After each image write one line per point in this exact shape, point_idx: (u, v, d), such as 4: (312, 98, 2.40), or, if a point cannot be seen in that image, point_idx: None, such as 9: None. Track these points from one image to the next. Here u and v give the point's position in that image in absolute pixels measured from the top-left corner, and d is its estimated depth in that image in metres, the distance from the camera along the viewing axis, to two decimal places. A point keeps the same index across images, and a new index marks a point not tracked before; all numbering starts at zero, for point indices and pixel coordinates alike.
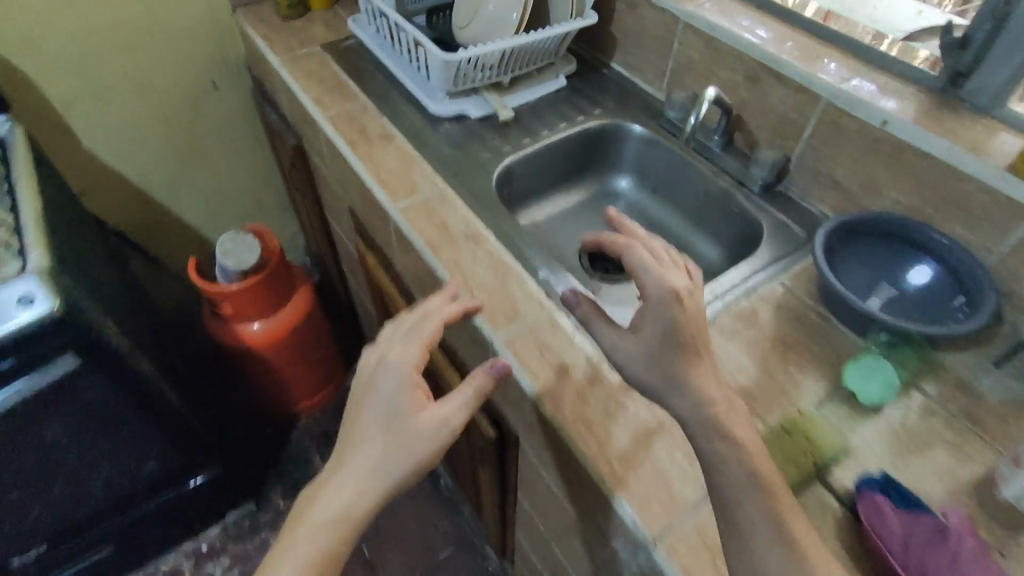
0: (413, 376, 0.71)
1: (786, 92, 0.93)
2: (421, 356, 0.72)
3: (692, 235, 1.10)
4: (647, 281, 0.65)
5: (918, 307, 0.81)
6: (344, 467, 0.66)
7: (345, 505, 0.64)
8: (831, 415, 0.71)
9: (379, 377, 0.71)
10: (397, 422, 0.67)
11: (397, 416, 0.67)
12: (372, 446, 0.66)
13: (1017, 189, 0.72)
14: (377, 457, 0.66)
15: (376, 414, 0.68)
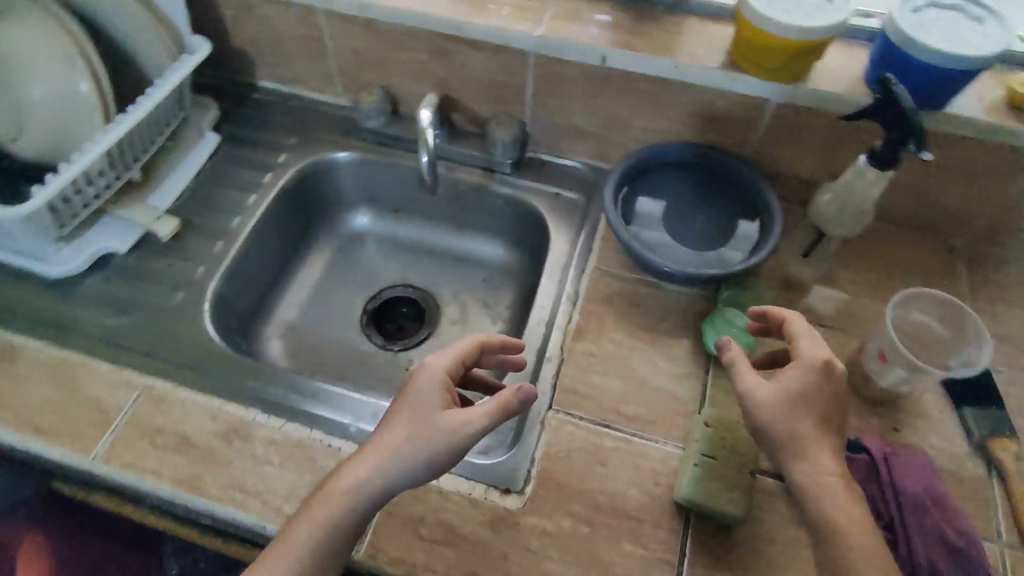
0: (441, 389, 0.55)
1: (485, 57, 0.77)
2: (450, 365, 0.56)
3: (466, 240, 0.94)
4: (807, 347, 0.55)
5: (690, 210, 0.78)
6: (335, 479, 0.51)
7: (329, 515, 0.50)
8: (721, 392, 0.66)
9: (407, 386, 0.55)
10: (417, 422, 0.52)
11: (417, 422, 0.52)
12: (387, 442, 0.51)
13: (750, 85, 0.70)
14: (359, 473, 0.51)
15: (394, 430, 0.52)
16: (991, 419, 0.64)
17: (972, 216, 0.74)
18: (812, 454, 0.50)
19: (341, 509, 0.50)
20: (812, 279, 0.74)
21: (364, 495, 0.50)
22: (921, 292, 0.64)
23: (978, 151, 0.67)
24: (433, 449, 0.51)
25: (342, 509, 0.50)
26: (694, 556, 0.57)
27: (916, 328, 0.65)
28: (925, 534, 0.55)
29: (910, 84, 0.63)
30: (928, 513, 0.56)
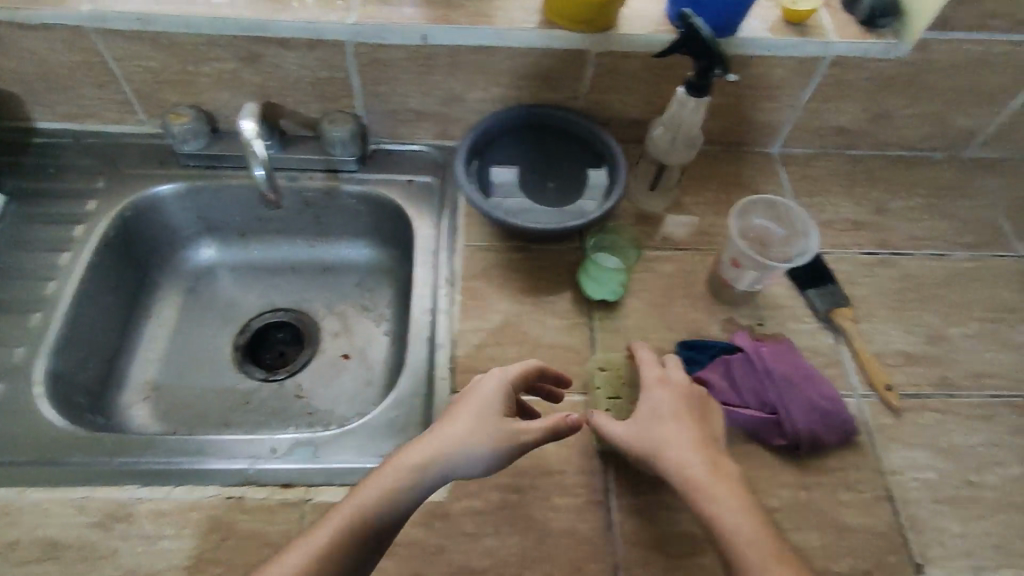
0: (509, 392, 0.57)
1: (300, 55, 0.73)
2: (515, 376, 0.58)
3: (327, 248, 0.90)
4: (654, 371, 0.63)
5: (541, 173, 0.81)
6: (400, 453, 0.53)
7: (393, 477, 0.51)
8: (608, 332, 0.69)
9: (480, 381, 0.58)
10: (484, 416, 0.55)
11: (482, 424, 0.54)
12: (454, 428, 0.54)
13: (569, 41, 0.72)
14: (426, 449, 0.52)
15: (463, 416, 0.54)
16: (830, 294, 0.73)
17: (780, 124, 0.83)
18: (667, 452, 0.57)
19: (401, 479, 0.51)
20: (662, 210, 0.80)
21: (424, 472, 0.51)
22: (751, 198, 0.72)
23: (772, 66, 0.75)
24: (491, 452, 0.53)
25: (404, 477, 0.51)
26: (619, 489, 0.60)
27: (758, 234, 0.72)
28: (800, 407, 0.62)
29: (711, 18, 0.70)
30: (799, 388, 0.63)
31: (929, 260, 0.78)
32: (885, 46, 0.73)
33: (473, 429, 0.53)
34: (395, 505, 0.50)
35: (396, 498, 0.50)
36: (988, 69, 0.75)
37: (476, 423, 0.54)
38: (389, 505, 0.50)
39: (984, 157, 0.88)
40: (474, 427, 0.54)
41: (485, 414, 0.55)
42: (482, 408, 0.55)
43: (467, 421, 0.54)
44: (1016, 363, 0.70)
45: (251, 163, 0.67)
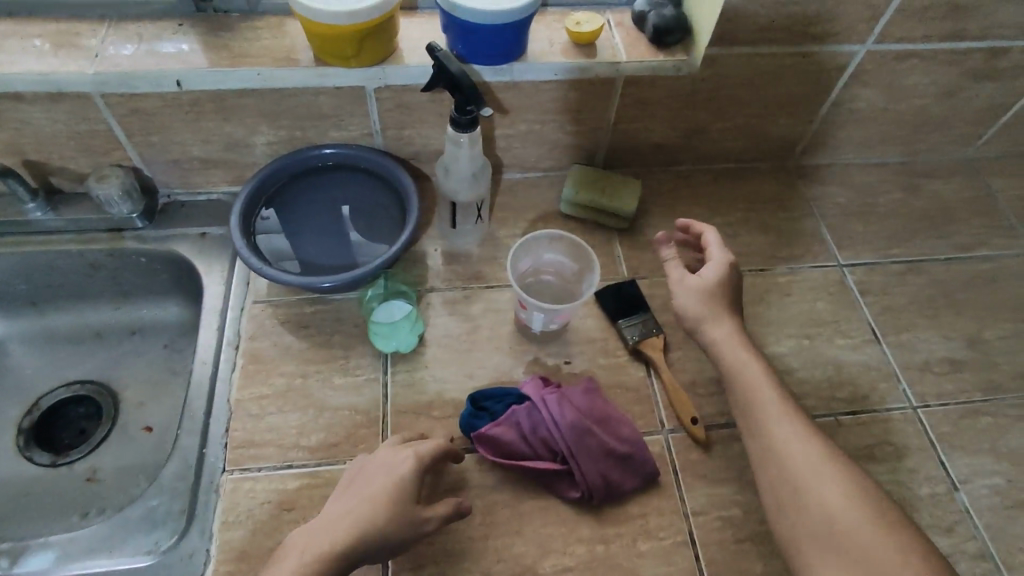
0: (420, 474, 0.54)
1: (45, 109, 0.66)
2: (426, 455, 0.54)
3: (132, 311, 0.81)
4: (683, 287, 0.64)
5: (369, 216, 0.75)
6: (306, 540, 0.50)
7: (299, 568, 0.48)
8: (403, 387, 0.65)
9: (394, 456, 0.54)
10: (387, 506, 0.51)
11: (384, 512, 0.51)
12: (357, 519, 0.50)
13: (341, 76, 0.67)
14: (332, 537, 0.50)
15: (370, 499, 0.51)
16: (641, 323, 0.69)
17: (594, 147, 0.80)
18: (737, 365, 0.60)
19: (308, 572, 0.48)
20: (473, 246, 0.76)
21: (333, 560, 0.49)
22: (532, 237, 0.69)
23: (566, 89, 0.72)
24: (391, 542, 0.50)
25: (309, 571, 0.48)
26: (397, 566, 0.55)
27: (551, 264, 0.72)
28: (592, 454, 0.58)
29: (486, 46, 0.66)
30: (593, 432, 0.59)
31: (748, 277, 0.76)
32: (674, 63, 0.71)
33: (376, 518, 0.50)
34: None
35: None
36: (784, 81, 0.75)
37: (383, 510, 0.51)
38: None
39: (808, 165, 0.87)
40: (378, 518, 0.50)
41: (390, 502, 0.51)
42: (391, 495, 0.52)
43: (371, 510, 0.51)
44: (828, 380, 0.69)
45: None
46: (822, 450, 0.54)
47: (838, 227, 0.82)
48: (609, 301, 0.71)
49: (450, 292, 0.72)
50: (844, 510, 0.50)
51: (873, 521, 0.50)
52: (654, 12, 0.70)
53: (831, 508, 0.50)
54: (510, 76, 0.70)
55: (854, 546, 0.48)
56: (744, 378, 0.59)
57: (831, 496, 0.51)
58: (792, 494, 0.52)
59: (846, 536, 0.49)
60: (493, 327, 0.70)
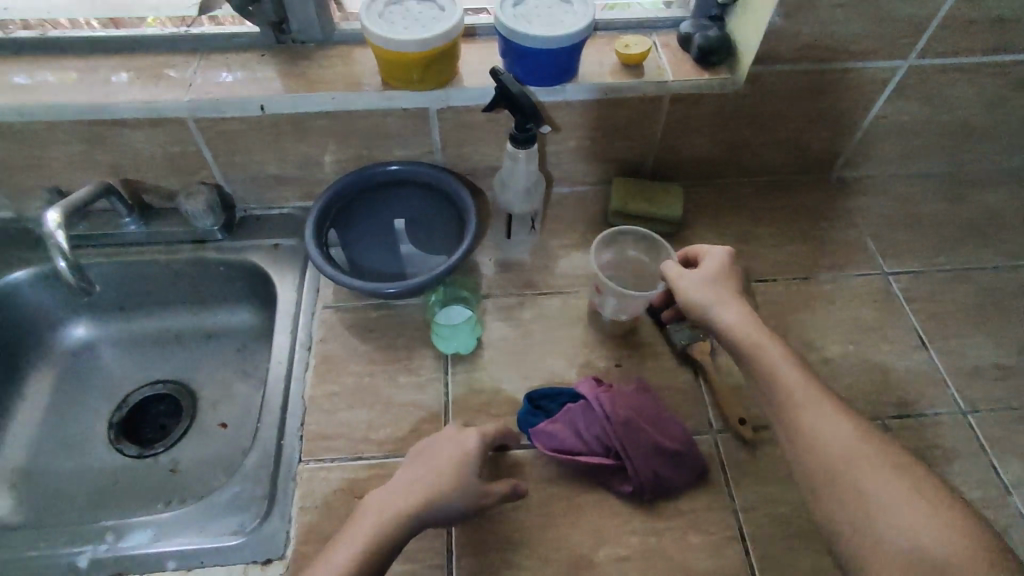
0: (483, 449, 0.59)
1: (145, 133, 0.74)
2: (488, 435, 0.60)
3: (209, 315, 0.88)
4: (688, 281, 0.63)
5: (426, 227, 0.81)
6: (381, 503, 0.54)
7: (380, 529, 0.52)
8: (462, 386, 0.69)
9: (462, 434, 0.59)
10: (456, 473, 0.56)
11: (455, 478, 0.55)
12: (427, 484, 0.55)
13: (407, 99, 0.73)
14: (411, 500, 0.54)
15: (446, 468, 0.56)
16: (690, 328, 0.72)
17: (641, 161, 0.84)
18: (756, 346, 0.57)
19: (382, 531, 0.52)
20: (525, 256, 0.80)
21: (410, 521, 0.53)
22: (620, 230, 0.75)
23: (615, 107, 0.76)
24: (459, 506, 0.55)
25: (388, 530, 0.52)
26: (461, 552, 0.58)
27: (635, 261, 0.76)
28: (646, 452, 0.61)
29: (541, 69, 0.71)
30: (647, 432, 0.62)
31: (793, 285, 0.78)
32: (719, 81, 0.75)
33: (447, 483, 0.55)
34: (380, 554, 0.51)
35: (380, 547, 0.51)
36: (825, 95, 0.77)
37: (452, 477, 0.55)
38: (370, 556, 0.51)
39: (851, 176, 0.89)
40: (448, 484, 0.55)
41: (459, 470, 0.56)
42: (459, 465, 0.56)
43: (442, 476, 0.55)
44: (875, 385, 0.70)
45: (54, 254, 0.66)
46: (851, 432, 0.51)
47: (882, 237, 0.83)
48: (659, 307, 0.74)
49: (504, 299, 0.76)
50: (881, 494, 0.48)
51: (909, 505, 0.47)
52: (699, 33, 0.74)
53: (867, 493, 0.48)
54: (562, 96, 0.75)
55: (893, 532, 0.46)
56: (764, 362, 0.56)
57: (863, 465, 0.49)
58: (824, 479, 0.50)
59: (884, 523, 0.46)
60: (546, 331, 0.73)
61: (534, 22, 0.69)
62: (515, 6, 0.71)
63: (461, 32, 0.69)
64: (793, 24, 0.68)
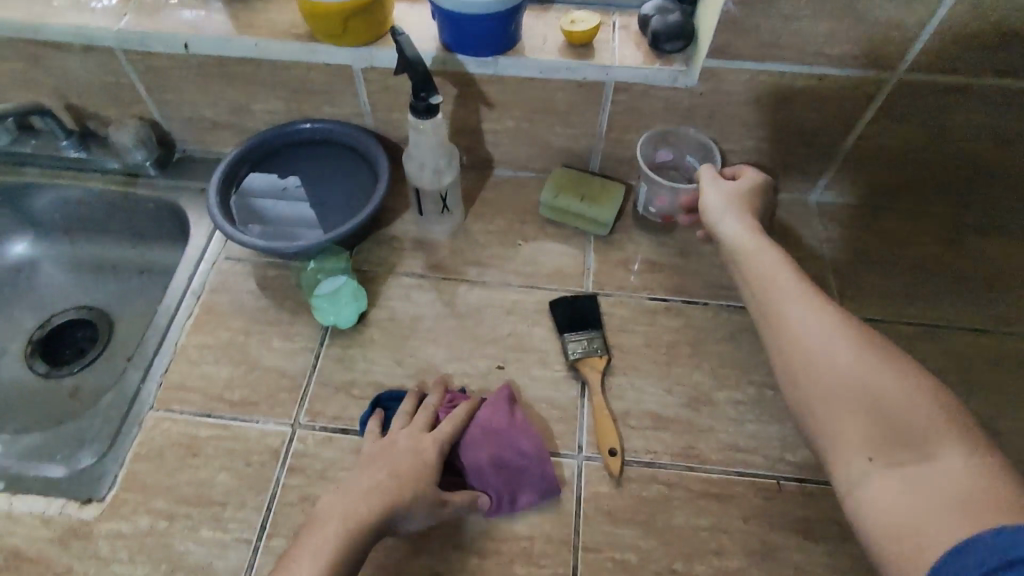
0: (444, 450, 0.57)
1: (79, 59, 0.73)
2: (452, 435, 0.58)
3: (145, 252, 0.88)
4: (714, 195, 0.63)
5: (353, 197, 0.76)
6: (314, 533, 0.50)
7: (318, 565, 0.47)
8: (332, 361, 0.66)
9: (416, 436, 0.57)
10: (406, 476, 0.54)
11: (400, 480, 0.53)
12: (375, 487, 0.52)
13: (330, 54, 0.69)
14: (345, 526, 0.50)
15: (386, 485, 0.53)
16: (587, 338, 0.66)
17: (588, 153, 0.77)
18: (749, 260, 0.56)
19: (346, 541, 0.49)
20: (442, 236, 0.75)
21: (355, 535, 0.50)
22: (679, 129, 0.72)
23: (553, 89, 0.69)
24: (416, 498, 0.53)
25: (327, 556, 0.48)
26: (273, 530, 0.56)
27: (661, 166, 0.75)
28: (484, 472, 0.57)
29: (470, 37, 0.64)
30: (479, 447, 0.58)
31: (725, 312, 0.70)
32: (669, 72, 0.66)
33: (392, 486, 0.53)
34: (340, 574, 0.48)
35: (331, 573, 0.48)
36: (798, 103, 0.67)
37: (398, 479, 0.53)
38: (337, 569, 0.48)
39: (833, 202, 0.78)
40: (395, 487, 0.53)
41: (410, 472, 0.54)
42: (407, 467, 0.54)
43: (390, 478, 0.53)
44: (782, 439, 0.62)
45: None
46: (837, 319, 0.48)
47: (847, 274, 0.73)
48: (562, 310, 0.68)
49: (405, 278, 0.72)
50: (856, 380, 0.44)
51: (898, 387, 0.43)
52: (658, 17, 0.65)
53: (831, 380, 0.45)
54: (495, 70, 0.68)
55: (874, 410, 0.43)
56: (758, 265, 0.55)
57: (842, 351, 0.46)
58: (801, 375, 0.47)
59: (862, 403, 0.44)
60: (436, 318, 0.69)
61: None
62: None
63: None
64: (752, 15, 0.59)
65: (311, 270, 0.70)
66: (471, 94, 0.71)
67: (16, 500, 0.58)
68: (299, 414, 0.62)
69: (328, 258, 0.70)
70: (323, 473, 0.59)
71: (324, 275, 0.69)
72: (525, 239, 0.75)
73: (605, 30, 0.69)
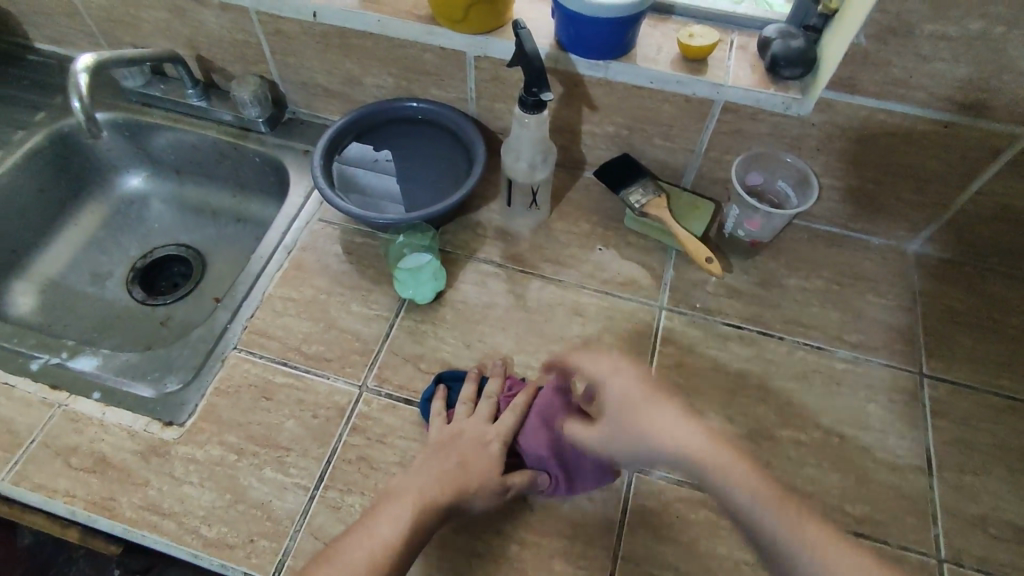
0: (505, 444, 0.59)
1: (216, 15, 0.78)
2: (513, 429, 0.60)
3: (244, 202, 0.94)
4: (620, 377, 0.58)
5: (444, 181, 0.79)
6: (394, 500, 0.53)
7: (400, 529, 0.50)
8: (404, 332, 0.68)
9: (482, 428, 0.59)
10: (469, 465, 0.56)
11: (464, 466, 0.56)
12: (444, 472, 0.55)
13: (446, 38, 0.71)
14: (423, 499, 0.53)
15: (453, 470, 0.55)
16: (641, 190, 0.74)
17: (682, 168, 0.76)
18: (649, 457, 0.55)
19: (416, 519, 0.51)
20: (524, 229, 0.76)
21: (427, 513, 0.52)
22: (782, 154, 0.70)
23: (659, 100, 0.69)
24: (480, 487, 0.55)
25: (408, 521, 0.51)
26: (330, 482, 0.59)
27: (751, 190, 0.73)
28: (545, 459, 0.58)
29: (586, 40, 0.65)
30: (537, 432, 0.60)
31: (799, 350, 0.68)
32: (783, 99, 0.64)
33: (457, 473, 0.55)
34: (414, 546, 0.50)
35: (408, 539, 0.50)
36: (913, 149, 0.65)
37: (463, 467, 0.56)
38: (408, 539, 0.50)
39: (932, 255, 0.75)
40: (461, 473, 0.55)
41: (472, 461, 0.56)
42: (470, 455, 0.57)
43: (457, 464, 0.56)
44: (841, 489, 0.60)
45: (73, 95, 0.66)
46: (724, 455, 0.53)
47: (937, 331, 0.69)
48: (612, 175, 0.75)
49: (484, 265, 0.73)
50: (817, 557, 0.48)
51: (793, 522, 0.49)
52: (780, 41, 0.63)
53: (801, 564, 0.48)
54: (604, 74, 0.68)
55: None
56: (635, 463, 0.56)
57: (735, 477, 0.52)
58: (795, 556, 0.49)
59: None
60: (508, 308, 0.70)
61: None
62: None
63: None
64: (884, 51, 0.57)
65: (397, 245, 0.73)
66: (576, 94, 0.72)
67: (108, 411, 0.63)
68: (367, 378, 0.65)
69: (416, 234, 0.73)
70: (382, 438, 0.62)
71: (409, 251, 0.72)
72: (605, 244, 0.75)
73: (722, 47, 0.68)
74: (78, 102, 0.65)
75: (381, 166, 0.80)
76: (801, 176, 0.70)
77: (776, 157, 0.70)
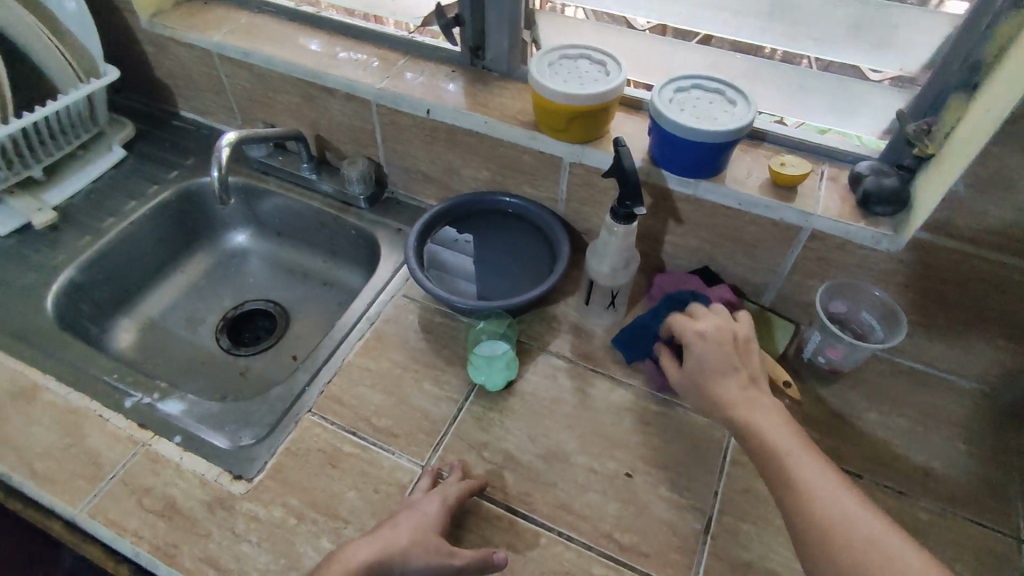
0: (448, 507, 0.59)
1: (341, 103, 0.88)
2: (455, 493, 0.60)
3: (334, 268, 1.01)
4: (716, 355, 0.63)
5: (526, 275, 0.82)
6: (392, 529, 0.57)
7: (374, 555, 0.54)
8: (471, 417, 0.69)
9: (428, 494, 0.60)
10: (410, 524, 0.57)
11: (404, 525, 0.57)
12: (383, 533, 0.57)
13: (546, 144, 0.76)
14: (410, 538, 0.56)
15: (391, 531, 0.57)
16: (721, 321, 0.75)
17: (762, 287, 0.76)
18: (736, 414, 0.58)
19: None
20: (599, 327, 0.77)
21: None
22: (868, 286, 0.69)
23: (746, 221, 0.71)
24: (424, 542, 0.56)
25: (387, 555, 0.55)
26: None
27: (834, 317, 0.73)
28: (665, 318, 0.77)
29: (679, 159, 0.68)
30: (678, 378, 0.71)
31: (879, 493, 0.64)
32: (874, 234, 0.65)
33: (396, 532, 0.56)
34: None
35: None
36: (1011, 297, 0.63)
37: (402, 527, 0.57)
38: None
39: None
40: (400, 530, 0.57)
41: (413, 520, 0.57)
42: (411, 515, 0.58)
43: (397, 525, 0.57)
44: None
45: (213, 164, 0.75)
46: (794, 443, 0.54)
47: None
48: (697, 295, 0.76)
49: (555, 360, 0.75)
50: (855, 526, 0.47)
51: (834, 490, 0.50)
52: (873, 178, 0.65)
53: (828, 523, 0.48)
54: (694, 190, 0.71)
55: None
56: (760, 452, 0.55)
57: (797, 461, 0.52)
58: (826, 549, 0.47)
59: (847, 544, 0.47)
60: (576, 406, 0.70)
61: (686, 109, 0.66)
62: (677, 89, 0.69)
63: (615, 99, 0.70)
64: (982, 200, 0.57)
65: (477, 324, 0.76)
66: (664, 207, 0.74)
67: (185, 457, 0.66)
68: (431, 459, 0.66)
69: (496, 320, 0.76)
70: None
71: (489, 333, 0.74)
72: None
73: (813, 177, 0.70)
74: (217, 171, 0.74)
75: (460, 245, 0.84)
76: (888, 310, 0.69)
77: (865, 288, 0.70)
